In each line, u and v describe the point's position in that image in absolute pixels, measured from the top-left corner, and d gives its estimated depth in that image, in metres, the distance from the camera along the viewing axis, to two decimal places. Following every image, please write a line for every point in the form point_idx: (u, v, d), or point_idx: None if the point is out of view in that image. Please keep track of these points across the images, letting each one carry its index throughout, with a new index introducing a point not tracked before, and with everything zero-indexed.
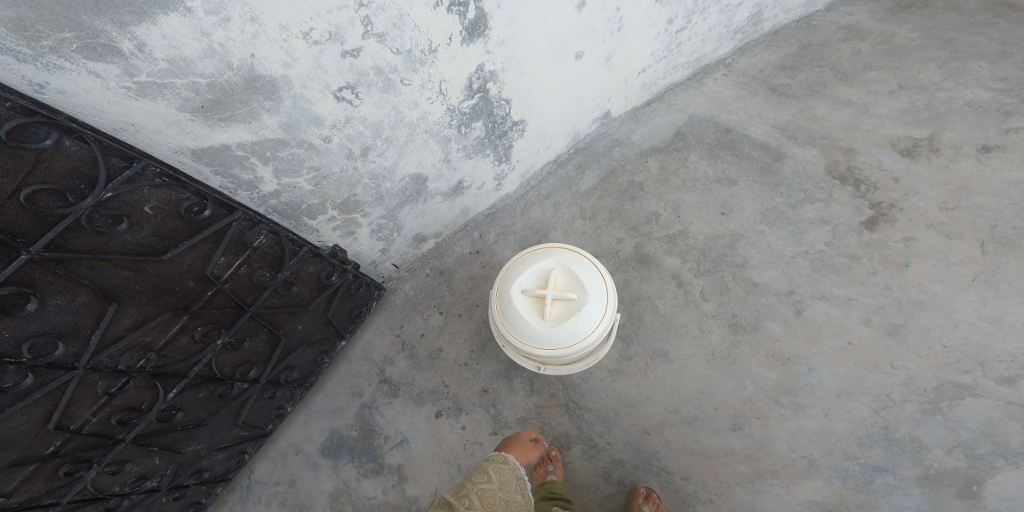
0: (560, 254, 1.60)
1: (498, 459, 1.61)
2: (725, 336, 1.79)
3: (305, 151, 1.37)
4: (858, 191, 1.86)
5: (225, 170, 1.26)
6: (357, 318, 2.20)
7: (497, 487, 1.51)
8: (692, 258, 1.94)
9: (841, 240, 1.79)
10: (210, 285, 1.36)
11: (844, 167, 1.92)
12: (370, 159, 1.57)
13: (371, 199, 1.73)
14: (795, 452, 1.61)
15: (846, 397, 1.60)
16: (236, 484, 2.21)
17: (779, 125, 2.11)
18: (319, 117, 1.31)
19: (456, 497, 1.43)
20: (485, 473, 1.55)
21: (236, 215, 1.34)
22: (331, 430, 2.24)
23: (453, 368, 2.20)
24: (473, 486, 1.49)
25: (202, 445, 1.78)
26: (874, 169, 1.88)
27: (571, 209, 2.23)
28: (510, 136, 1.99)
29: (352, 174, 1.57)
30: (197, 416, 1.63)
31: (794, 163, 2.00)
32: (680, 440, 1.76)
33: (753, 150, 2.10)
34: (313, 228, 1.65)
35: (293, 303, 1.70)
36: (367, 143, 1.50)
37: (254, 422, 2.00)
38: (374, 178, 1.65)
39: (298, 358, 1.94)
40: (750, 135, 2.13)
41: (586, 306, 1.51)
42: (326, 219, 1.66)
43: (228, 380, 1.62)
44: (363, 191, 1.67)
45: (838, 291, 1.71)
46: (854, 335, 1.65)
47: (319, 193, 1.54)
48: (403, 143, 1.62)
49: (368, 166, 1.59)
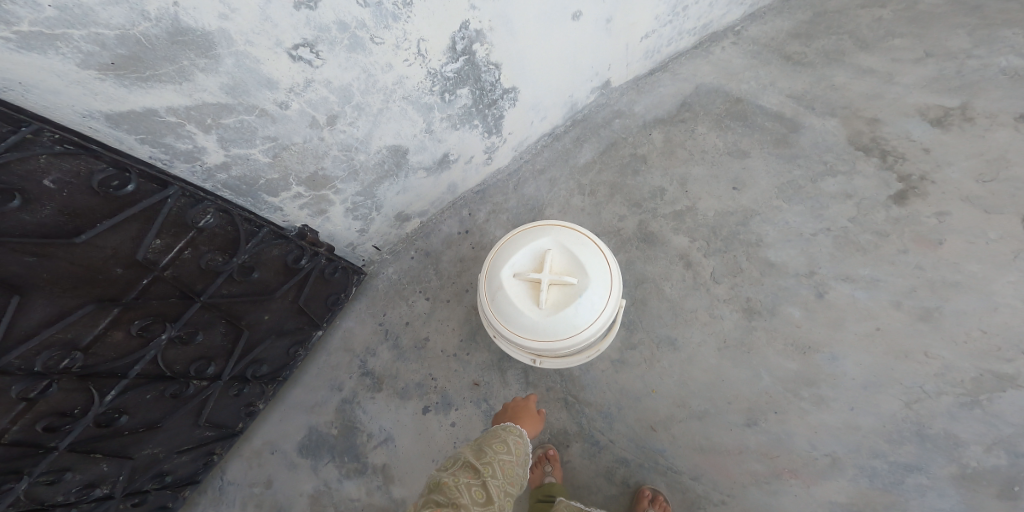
0: (557, 233, 1.41)
1: (516, 431, 1.52)
2: (738, 321, 1.63)
3: (257, 119, 1.15)
4: (884, 162, 1.66)
5: (155, 138, 1.05)
6: (335, 306, 1.99)
7: (514, 460, 1.43)
8: (701, 236, 1.77)
9: (867, 215, 1.61)
10: (146, 272, 1.15)
11: (868, 138, 1.72)
12: (339, 129, 1.36)
13: (343, 174, 1.52)
14: (816, 450, 1.48)
15: (873, 390, 1.46)
16: (207, 485, 2.04)
17: (795, 95, 1.89)
18: (271, 77, 1.09)
19: (481, 463, 1.35)
20: (506, 442, 1.45)
21: (171, 190, 1.14)
22: (309, 427, 2.06)
23: (442, 359, 2.02)
24: (496, 454, 1.40)
25: (160, 447, 1.60)
26: (902, 140, 1.68)
27: (569, 184, 2.05)
28: (501, 105, 1.77)
29: (318, 145, 1.35)
30: (148, 418, 1.44)
31: (812, 135, 1.80)
32: (689, 436, 1.62)
33: (767, 121, 1.89)
34: (275, 205, 1.46)
35: (254, 291, 1.49)
36: (334, 109, 1.29)
37: (221, 421, 1.82)
38: (345, 150, 1.44)
39: (267, 352, 1.74)
40: (762, 105, 1.92)
41: (587, 293, 1.33)
42: (290, 196, 1.45)
43: (182, 378, 1.43)
44: (332, 165, 1.46)
45: (865, 271, 1.55)
46: (883, 320, 1.50)
47: (279, 166, 1.33)
48: (377, 110, 1.40)
49: (337, 136, 1.37)
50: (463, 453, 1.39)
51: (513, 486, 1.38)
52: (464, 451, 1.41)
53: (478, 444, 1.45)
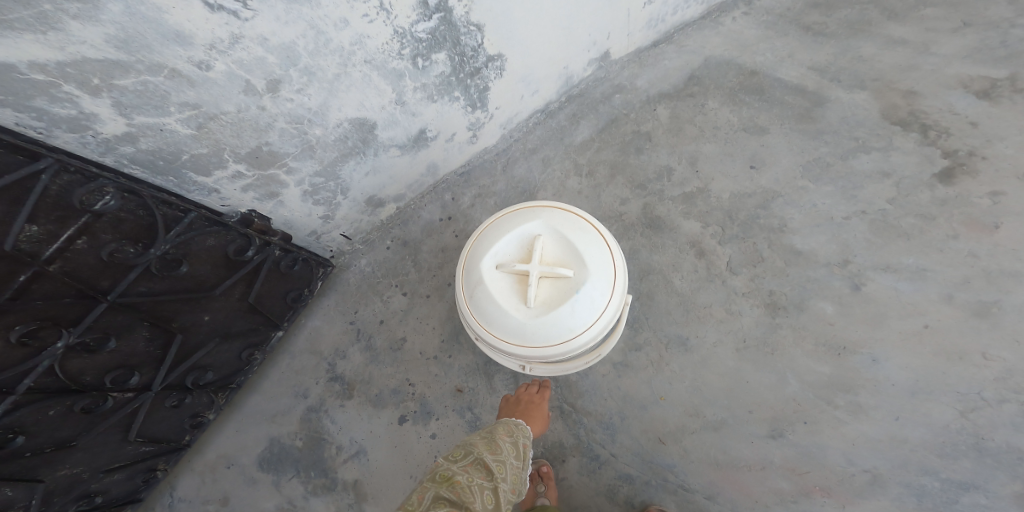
0: (548, 216, 1.18)
1: (525, 432, 1.32)
2: (760, 318, 1.42)
3: (167, 81, 0.91)
4: (925, 138, 1.44)
5: (19, 100, 0.79)
6: (297, 304, 1.75)
7: (522, 465, 1.21)
8: (715, 221, 1.55)
9: (909, 196, 1.39)
10: (23, 266, 0.89)
11: (905, 112, 1.50)
12: (284, 96, 1.11)
13: (295, 150, 1.28)
14: (853, 466, 1.28)
15: (922, 397, 1.26)
16: (153, 504, 1.79)
17: (818, 67, 1.65)
18: (181, 30, 0.84)
19: (494, 463, 1.13)
20: (516, 444, 1.24)
21: (43, 163, 0.86)
22: (270, 438, 1.81)
23: (421, 363, 1.78)
24: (508, 456, 1.18)
25: (82, 468, 1.34)
26: (945, 115, 1.46)
27: (564, 164, 1.81)
28: (485, 75, 1.53)
29: (258, 115, 1.11)
30: (58, 437, 1.20)
31: (839, 110, 1.57)
32: (703, 450, 1.41)
33: (787, 95, 1.65)
34: (209, 188, 1.20)
35: (186, 289, 1.24)
36: (274, 73, 1.04)
37: (159, 435, 1.57)
38: (295, 121, 1.19)
39: (211, 358, 1.50)
40: (781, 78, 1.68)
41: (585, 288, 1.10)
42: (227, 175, 1.20)
43: (95, 391, 1.19)
44: (280, 139, 1.21)
45: (908, 260, 1.34)
46: (932, 317, 1.29)
47: (208, 139, 1.08)
48: (332, 75, 1.16)
49: (281, 105, 1.13)
50: (472, 447, 1.16)
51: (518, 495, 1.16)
52: (473, 444, 1.17)
53: (487, 437, 1.22)
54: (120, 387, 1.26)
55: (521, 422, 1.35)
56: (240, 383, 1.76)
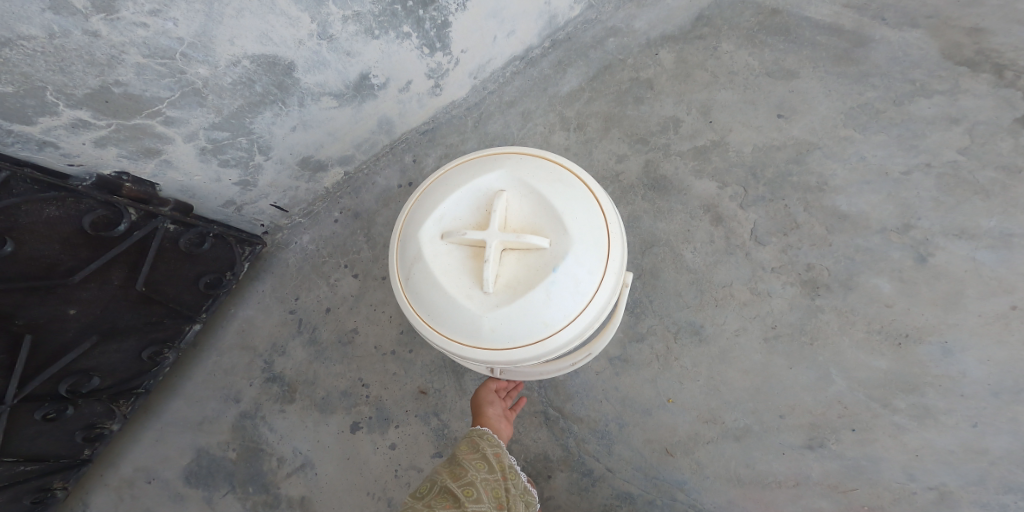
0: (515, 166, 0.85)
1: (496, 441, 0.99)
2: (795, 300, 1.13)
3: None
4: (1000, 78, 1.14)
5: None
6: (215, 292, 1.42)
7: (503, 478, 0.89)
8: (736, 180, 1.24)
9: (985, 145, 1.10)
10: None
11: (971, 51, 1.17)
12: (130, 18, 0.77)
13: (171, 94, 0.95)
14: (914, 483, 1.03)
15: (1006, 399, 1.00)
16: None
17: (854, 5, 1.28)
18: None
19: (459, 487, 0.83)
20: (487, 456, 0.93)
21: None
22: (192, 451, 1.47)
23: (376, 359, 1.47)
24: (475, 469, 0.88)
25: None
26: (1022, 53, 1.15)
27: (548, 117, 1.48)
28: (442, 3, 1.19)
29: (91, 43, 0.77)
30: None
31: (886, 50, 1.24)
32: (722, 464, 1.13)
33: (820, 36, 1.30)
34: (37, 142, 0.87)
35: (29, 275, 0.93)
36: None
37: (42, 452, 1.22)
38: (159, 55, 0.86)
39: (92, 360, 1.16)
40: (811, 17, 1.32)
41: (565, 263, 0.78)
42: (62, 124, 0.86)
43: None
44: (139, 77, 0.88)
45: (990, 224, 1.06)
46: (1022, 295, 1.02)
47: (12, 76, 0.74)
48: None
49: (128, 31, 0.79)
50: (433, 477, 0.87)
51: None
52: (434, 473, 0.88)
53: (451, 462, 0.92)
54: None
55: (488, 428, 1.04)
56: (151, 387, 1.43)
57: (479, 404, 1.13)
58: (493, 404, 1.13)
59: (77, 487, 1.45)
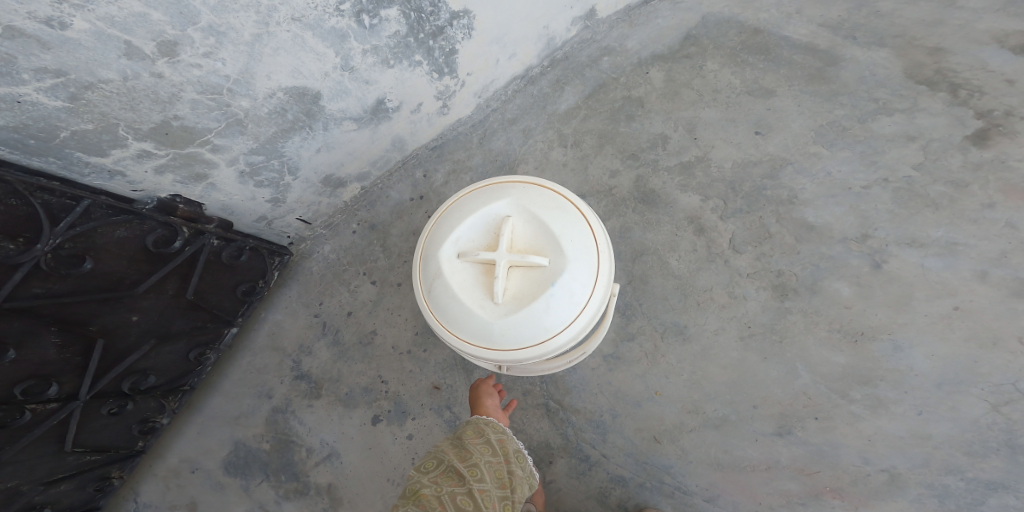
0: (519, 193, 1.00)
1: (499, 429, 1.13)
2: (767, 303, 1.27)
3: (7, 42, 0.70)
4: (955, 97, 1.25)
5: None
6: (250, 298, 1.58)
7: (503, 461, 1.04)
8: (717, 193, 1.38)
9: (938, 160, 1.22)
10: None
11: (931, 70, 1.29)
12: (188, 62, 0.92)
13: (218, 125, 1.10)
14: (870, 465, 1.16)
15: (950, 389, 1.13)
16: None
17: (830, 23, 1.41)
18: None
19: (464, 467, 0.98)
20: (490, 442, 1.07)
21: None
22: (231, 442, 1.64)
23: (393, 358, 1.62)
24: (480, 452, 1.03)
25: (15, 481, 1.18)
26: (977, 72, 1.25)
27: (547, 135, 1.62)
28: (449, 34, 1.33)
29: (156, 83, 0.92)
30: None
31: (855, 70, 1.36)
32: (702, 450, 1.27)
33: (795, 55, 1.42)
34: (108, 171, 1.02)
35: (104, 286, 1.08)
36: (166, 33, 0.84)
37: (106, 441, 1.39)
38: (210, 92, 1.01)
39: (150, 360, 1.32)
40: (788, 37, 1.44)
41: (562, 278, 0.93)
42: (130, 155, 1.02)
43: (6, 404, 1.02)
44: (194, 112, 1.03)
45: (938, 233, 1.18)
46: (964, 297, 1.14)
47: (92, 113, 0.89)
48: (250, 35, 0.96)
49: (185, 71, 0.93)
50: (442, 455, 1.03)
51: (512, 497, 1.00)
52: (442, 451, 1.04)
53: (458, 443, 1.07)
54: (37, 399, 1.09)
55: (493, 419, 1.16)
56: (194, 384, 1.60)
57: (479, 397, 1.25)
58: (491, 397, 1.25)
59: (134, 474, 1.63)
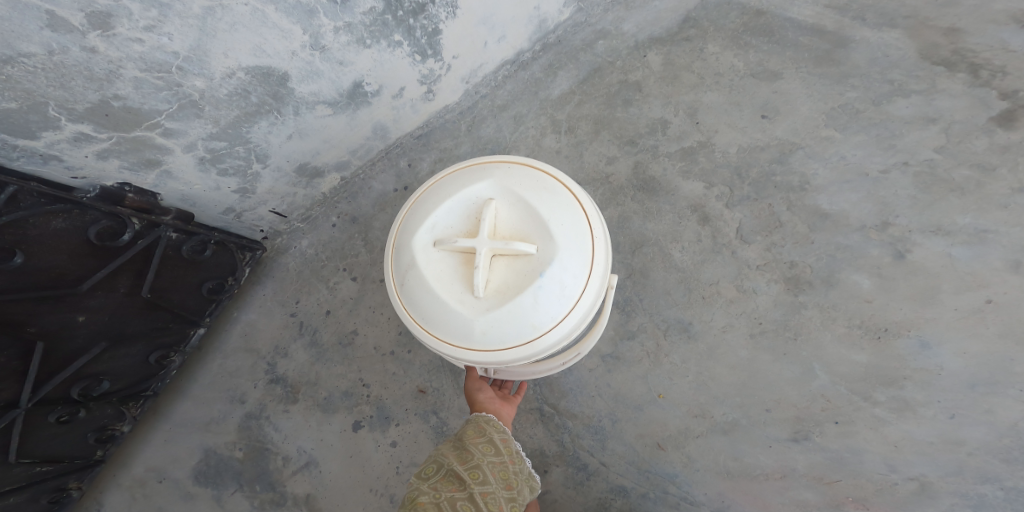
0: (503, 174, 0.89)
1: (501, 426, 1.00)
2: (778, 297, 1.17)
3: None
4: (976, 78, 1.16)
5: None
6: (218, 296, 1.46)
7: (508, 461, 0.93)
8: (722, 180, 1.28)
9: (961, 143, 1.13)
10: None
11: (948, 51, 1.20)
12: (127, 35, 0.81)
13: (169, 107, 0.98)
14: (896, 474, 1.07)
15: (984, 390, 1.04)
16: None
17: (835, 5, 1.31)
18: None
19: (466, 470, 0.86)
20: (494, 440, 0.95)
21: None
22: (201, 451, 1.51)
23: (376, 360, 1.51)
24: (483, 452, 0.91)
25: None
26: (997, 52, 1.16)
27: (539, 121, 1.51)
28: (432, 12, 1.22)
29: (89, 59, 0.80)
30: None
31: (865, 52, 1.26)
32: (711, 457, 1.17)
33: (801, 37, 1.33)
34: (41, 156, 0.90)
35: (41, 284, 0.95)
36: (96, 3, 0.73)
37: (58, 453, 1.26)
38: (156, 69, 0.89)
39: (104, 364, 1.20)
40: (793, 19, 1.35)
41: (551, 268, 0.82)
42: (64, 138, 0.89)
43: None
44: (138, 92, 0.91)
45: (964, 220, 1.09)
46: (997, 290, 1.05)
47: (15, 93, 0.77)
48: (201, 8, 0.85)
49: (124, 46, 0.82)
50: (440, 458, 0.91)
51: (520, 501, 0.89)
52: (440, 453, 0.92)
53: (458, 443, 0.95)
54: None
55: (493, 415, 1.04)
56: (158, 389, 1.47)
57: (471, 394, 1.12)
58: (483, 391, 1.13)
59: (93, 486, 1.50)
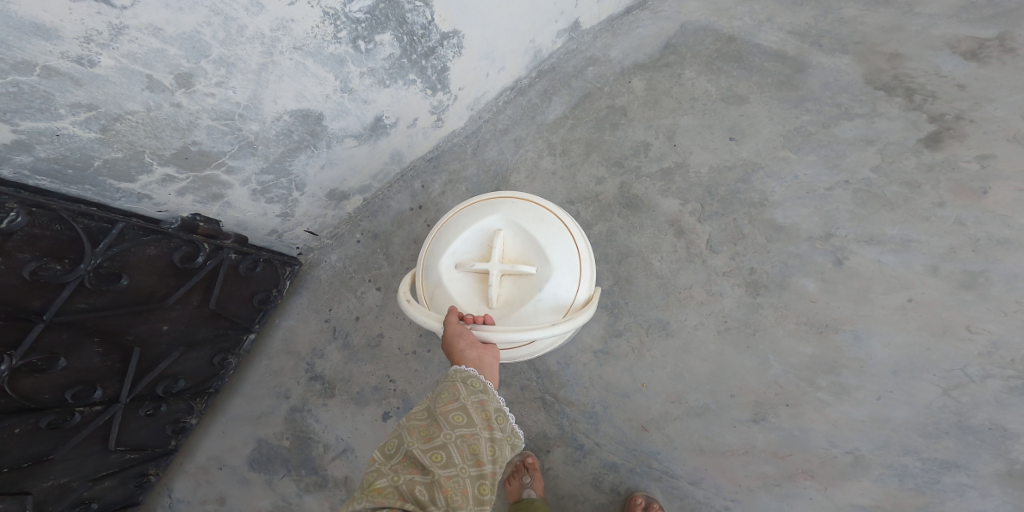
0: (508, 208, 1.11)
1: (480, 384, 0.91)
2: (741, 299, 1.41)
3: (45, 80, 0.78)
4: (910, 102, 1.34)
5: None
6: (265, 306, 1.70)
7: (482, 430, 0.85)
8: (695, 197, 1.47)
9: (894, 163, 1.33)
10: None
11: (889, 76, 1.37)
12: (201, 92, 0.98)
13: (231, 148, 1.18)
14: (836, 448, 1.36)
15: (905, 376, 1.30)
16: (151, 505, 1.84)
17: (798, 30, 1.47)
18: (40, 22, 0.70)
19: (428, 452, 0.79)
20: (467, 407, 0.86)
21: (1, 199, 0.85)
22: (255, 440, 1.79)
23: (400, 359, 1.73)
24: (451, 425, 0.83)
25: (67, 476, 1.37)
26: (930, 78, 1.33)
27: (537, 144, 1.66)
28: (442, 54, 1.38)
29: (175, 112, 0.98)
30: (33, 453, 1.21)
31: (821, 76, 1.43)
32: (687, 437, 1.46)
33: (766, 63, 1.48)
34: (138, 194, 1.11)
35: (137, 300, 1.20)
36: (181, 66, 0.91)
37: (143, 441, 1.56)
38: (223, 118, 1.08)
39: (180, 366, 1.47)
40: (760, 45, 1.50)
41: (548, 286, 1.04)
42: (156, 179, 1.10)
43: (58, 407, 1.18)
44: (210, 137, 1.10)
45: (894, 231, 1.31)
46: (917, 290, 1.29)
47: (120, 142, 0.96)
48: (256, 65, 1.02)
49: (201, 101, 1.00)
50: (404, 432, 0.84)
51: (493, 470, 0.82)
52: (405, 426, 0.85)
53: (426, 412, 0.87)
54: (85, 402, 1.25)
55: (473, 371, 0.92)
56: (218, 387, 1.73)
57: (447, 339, 0.96)
58: (462, 336, 0.96)
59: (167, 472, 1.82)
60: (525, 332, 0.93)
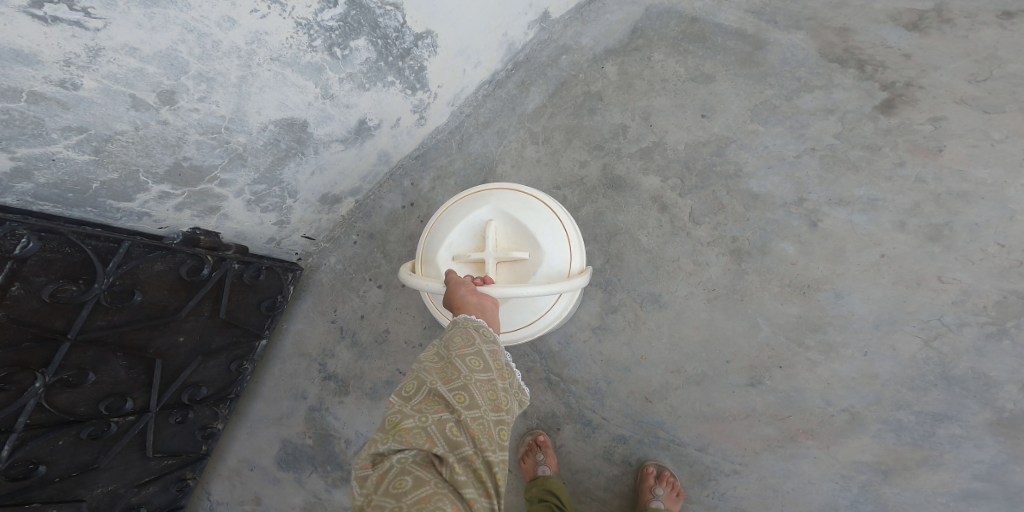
0: (496, 199, 1.21)
1: (489, 336, 0.96)
2: (727, 267, 1.46)
3: (32, 106, 0.79)
4: (863, 72, 1.36)
5: None
6: (273, 312, 1.78)
7: (497, 377, 0.89)
8: (674, 174, 1.50)
9: (854, 130, 1.36)
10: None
11: (841, 49, 1.38)
12: (186, 108, 1.01)
13: (221, 161, 1.21)
14: (832, 406, 1.41)
15: (885, 329, 1.35)
16: (196, 505, 1.97)
17: (754, 8, 1.46)
18: (18, 49, 0.71)
19: (450, 392, 0.82)
20: (482, 354, 0.90)
21: (9, 225, 0.90)
22: (282, 440, 1.89)
23: (407, 352, 1.79)
24: (471, 369, 0.87)
25: (112, 483, 1.49)
26: (879, 49, 1.35)
27: (519, 135, 1.68)
28: (416, 55, 1.41)
29: (163, 130, 1.01)
30: (79, 462, 1.33)
31: (779, 53, 1.43)
32: (688, 405, 1.52)
33: (728, 41, 1.48)
34: (138, 212, 1.16)
35: (151, 314, 1.27)
36: (163, 83, 0.92)
37: (177, 446, 1.68)
38: (210, 132, 1.11)
39: (200, 374, 1.57)
40: (721, 23, 1.49)
41: (541, 268, 1.16)
42: (152, 197, 1.14)
43: (95, 418, 1.28)
44: (199, 151, 1.13)
45: (860, 192, 1.36)
46: (888, 246, 1.34)
47: (113, 163, 0.99)
48: (236, 77, 1.05)
49: (186, 116, 1.02)
50: (422, 376, 0.86)
51: (511, 417, 0.86)
52: (422, 370, 0.87)
53: (441, 357, 0.89)
54: (118, 413, 1.34)
55: (482, 322, 0.97)
56: (239, 392, 1.83)
57: (450, 292, 1.07)
58: (463, 286, 1.07)
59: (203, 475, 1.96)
60: (528, 288, 1.02)
